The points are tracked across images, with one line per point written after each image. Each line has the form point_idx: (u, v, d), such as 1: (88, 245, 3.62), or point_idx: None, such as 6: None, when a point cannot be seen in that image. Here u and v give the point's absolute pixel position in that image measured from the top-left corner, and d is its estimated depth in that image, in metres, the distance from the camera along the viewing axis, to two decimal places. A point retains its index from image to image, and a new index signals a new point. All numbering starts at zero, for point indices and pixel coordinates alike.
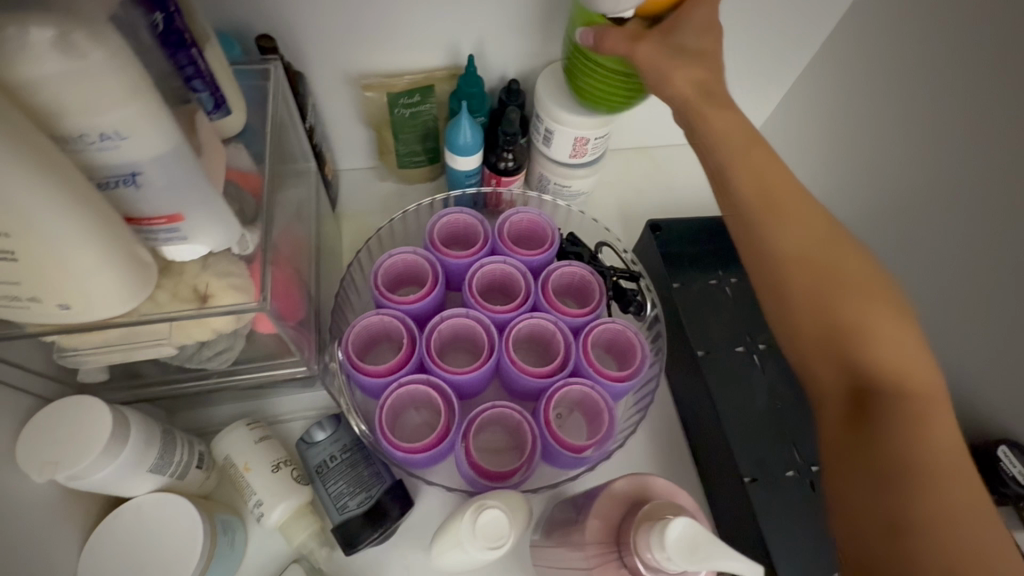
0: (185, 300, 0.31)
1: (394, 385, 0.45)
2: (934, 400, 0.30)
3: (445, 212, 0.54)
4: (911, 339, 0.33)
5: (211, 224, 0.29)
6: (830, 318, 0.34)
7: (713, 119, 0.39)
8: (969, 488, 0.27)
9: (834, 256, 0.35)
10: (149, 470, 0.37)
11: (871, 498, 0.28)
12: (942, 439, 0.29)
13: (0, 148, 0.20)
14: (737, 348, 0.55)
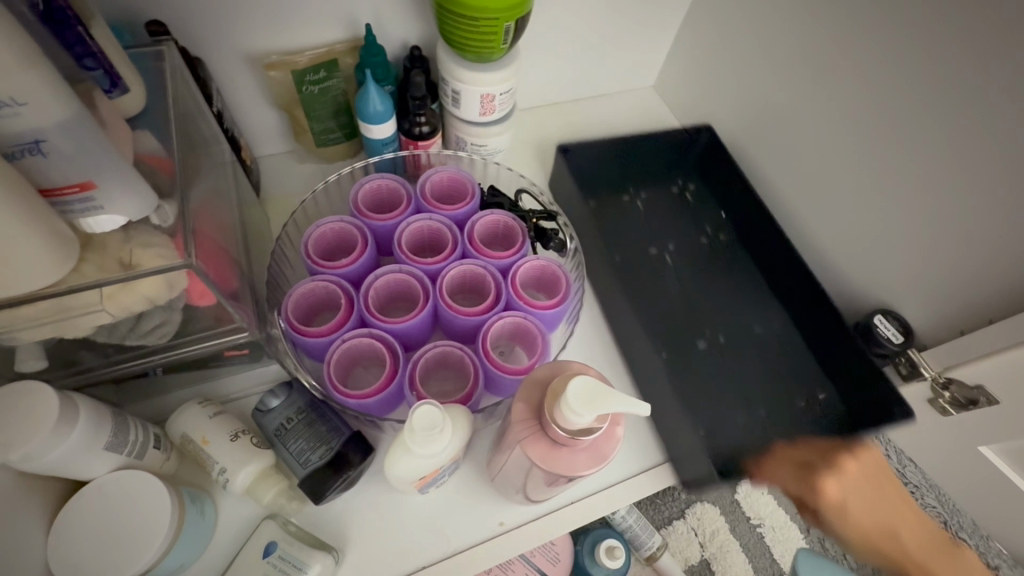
0: (112, 270, 0.32)
1: (338, 341, 0.48)
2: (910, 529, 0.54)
3: (366, 179, 0.57)
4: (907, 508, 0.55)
5: (125, 192, 0.31)
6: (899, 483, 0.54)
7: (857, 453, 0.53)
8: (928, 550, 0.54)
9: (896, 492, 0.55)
10: (107, 448, 0.39)
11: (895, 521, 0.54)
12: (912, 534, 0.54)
13: None
14: (651, 250, 0.66)
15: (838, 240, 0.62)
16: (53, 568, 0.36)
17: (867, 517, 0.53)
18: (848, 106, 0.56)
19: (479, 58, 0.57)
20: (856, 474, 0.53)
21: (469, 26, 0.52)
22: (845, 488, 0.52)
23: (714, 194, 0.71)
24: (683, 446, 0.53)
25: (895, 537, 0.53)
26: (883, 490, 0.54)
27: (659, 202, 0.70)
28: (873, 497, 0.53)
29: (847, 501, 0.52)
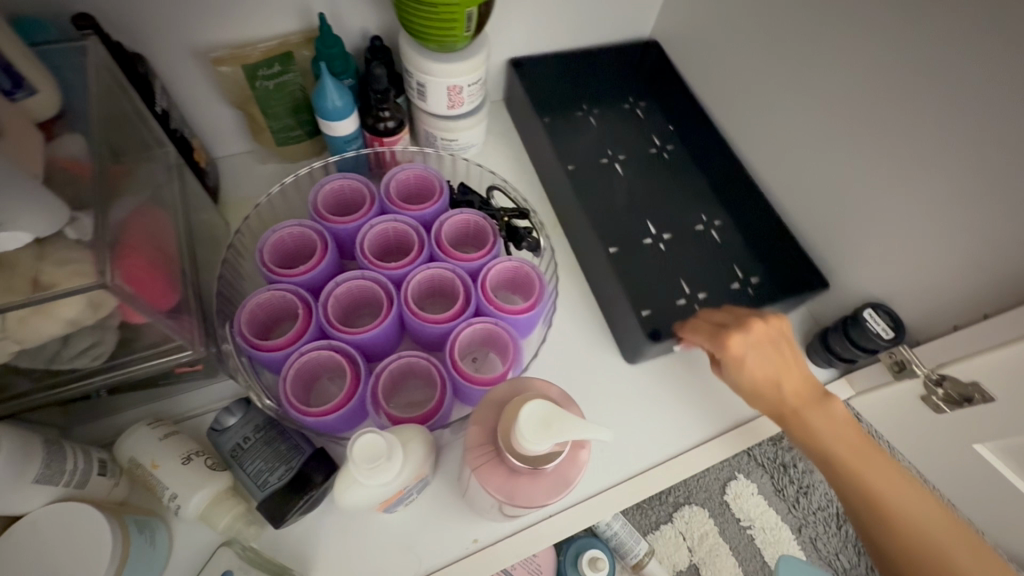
0: (18, 292, 0.30)
1: (295, 354, 0.45)
2: (869, 471, 0.45)
3: (326, 179, 0.53)
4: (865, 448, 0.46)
5: (31, 207, 0.29)
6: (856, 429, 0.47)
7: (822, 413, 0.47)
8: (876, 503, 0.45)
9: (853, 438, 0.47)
10: (36, 479, 0.36)
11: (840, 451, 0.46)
12: (869, 476, 0.45)
13: None
14: (602, 159, 0.71)
15: (829, 232, 0.59)
16: None
17: (793, 405, 0.47)
18: (838, 92, 0.53)
19: (443, 48, 0.53)
20: (780, 350, 0.48)
21: (430, 16, 0.49)
22: (759, 367, 0.47)
23: (659, 108, 0.76)
24: (628, 332, 0.55)
25: (820, 437, 0.46)
26: (806, 385, 0.48)
27: (610, 117, 0.74)
28: (795, 389, 0.47)
29: (763, 385, 0.47)
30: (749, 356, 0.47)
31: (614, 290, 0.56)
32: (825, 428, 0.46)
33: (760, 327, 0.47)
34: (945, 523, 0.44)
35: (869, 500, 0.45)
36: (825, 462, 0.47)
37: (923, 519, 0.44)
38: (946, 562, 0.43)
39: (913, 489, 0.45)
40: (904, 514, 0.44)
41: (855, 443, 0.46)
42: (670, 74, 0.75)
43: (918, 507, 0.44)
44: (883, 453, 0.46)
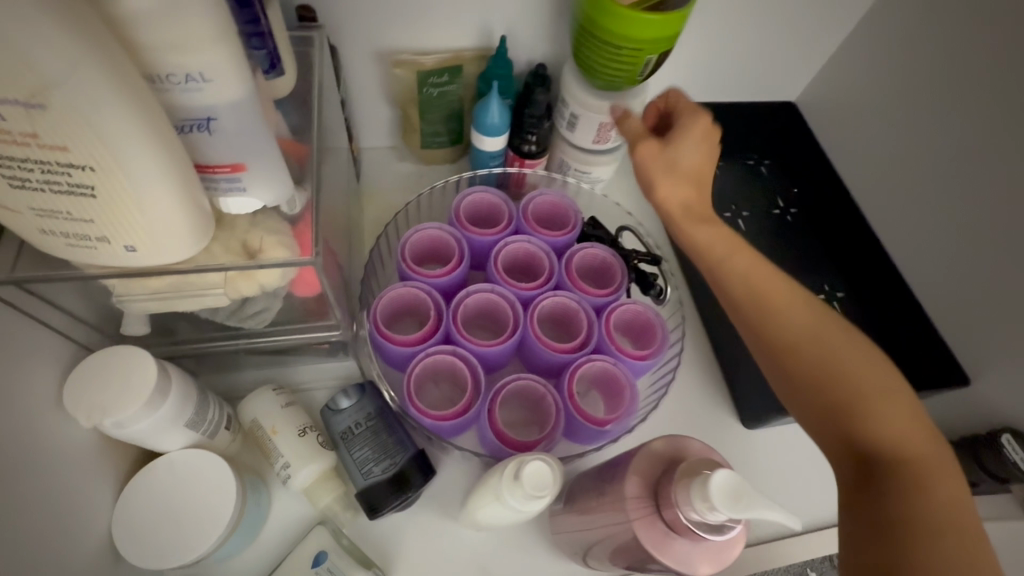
0: (235, 254, 0.32)
1: (421, 354, 0.46)
2: (910, 445, 0.33)
3: (472, 190, 0.55)
4: (878, 393, 0.35)
5: (271, 180, 0.29)
6: (831, 389, 0.35)
7: (789, 324, 0.38)
8: (916, 490, 0.31)
9: (845, 372, 0.35)
10: (186, 425, 0.37)
11: (846, 399, 0.35)
12: (890, 418, 0.34)
13: (102, 82, 0.20)
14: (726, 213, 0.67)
15: (974, 342, 0.55)
16: (115, 539, 0.35)
17: (775, 306, 0.39)
18: (1017, 200, 0.50)
19: (609, 86, 0.54)
20: (707, 157, 0.45)
21: (608, 52, 0.50)
22: (697, 154, 0.44)
23: (780, 172, 0.71)
24: (756, 402, 0.53)
25: (807, 345, 0.37)
26: (794, 295, 0.39)
27: (735, 169, 0.70)
28: (782, 289, 0.39)
29: (670, 171, 0.43)
30: (688, 134, 0.44)
31: (742, 348, 0.55)
32: (830, 343, 0.37)
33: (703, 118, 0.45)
34: (955, 485, 0.32)
35: (835, 419, 0.35)
36: (795, 380, 0.37)
37: (952, 486, 0.32)
38: (941, 520, 0.30)
39: (928, 429, 0.34)
40: (878, 421, 0.34)
41: (848, 361, 0.36)
42: (799, 137, 0.72)
43: (907, 433, 0.33)
44: (885, 381, 0.35)
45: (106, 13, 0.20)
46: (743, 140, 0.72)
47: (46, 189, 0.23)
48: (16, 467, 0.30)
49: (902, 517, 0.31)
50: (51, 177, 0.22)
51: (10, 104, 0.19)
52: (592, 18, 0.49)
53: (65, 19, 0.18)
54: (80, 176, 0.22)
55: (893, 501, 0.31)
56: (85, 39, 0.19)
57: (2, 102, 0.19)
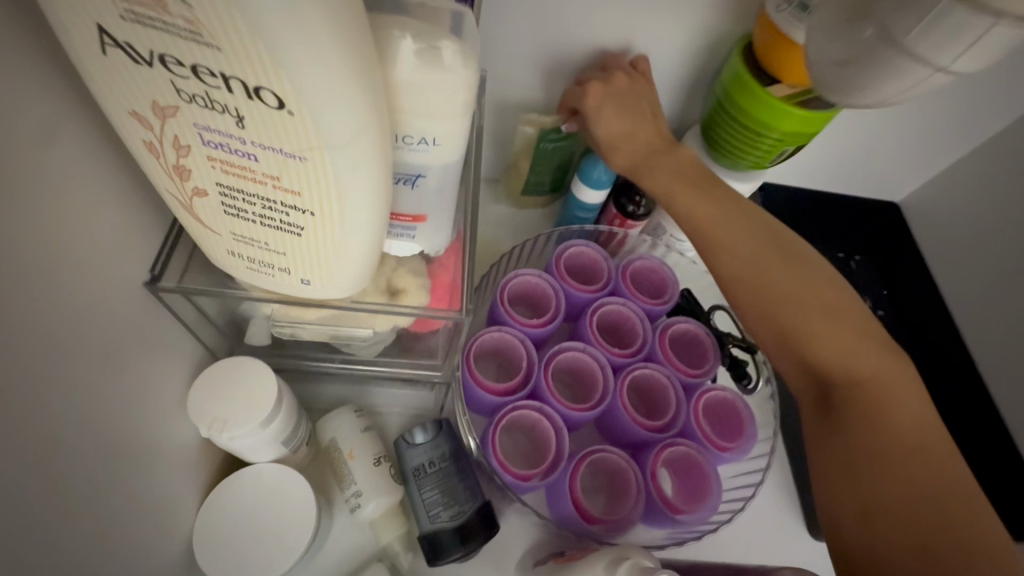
0: (378, 293, 0.32)
1: (510, 406, 0.46)
2: (865, 366, 0.35)
3: (571, 243, 0.54)
4: (822, 313, 0.37)
5: (440, 230, 0.30)
6: (778, 321, 0.38)
7: (725, 244, 0.40)
8: (874, 410, 0.34)
9: (790, 298, 0.38)
10: (282, 441, 0.36)
11: (792, 324, 0.37)
12: (841, 344, 0.36)
13: (367, 149, 0.20)
14: None
15: None
16: (195, 545, 0.35)
17: (724, 244, 0.41)
18: None
19: (734, 165, 0.52)
20: (641, 114, 0.46)
21: (744, 133, 0.48)
22: (614, 121, 0.46)
23: (875, 269, 0.66)
24: None
25: (760, 281, 0.39)
26: (745, 231, 0.41)
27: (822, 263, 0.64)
28: (731, 230, 0.41)
29: (621, 142, 0.46)
30: (606, 110, 0.45)
31: None
32: (777, 277, 0.39)
33: (632, 85, 0.46)
34: (909, 393, 0.35)
35: (791, 348, 0.37)
36: (756, 314, 0.39)
37: (902, 397, 0.34)
38: (900, 436, 0.33)
39: (882, 344, 0.36)
40: (826, 347, 0.36)
41: (794, 295, 0.38)
42: (898, 241, 0.67)
43: (856, 353, 0.36)
44: (836, 309, 0.37)
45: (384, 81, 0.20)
46: (831, 232, 0.66)
47: (258, 222, 0.23)
48: (133, 466, 0.30)
49: (866, 440, 0.33)
50: (268, 213, 0.23)
51: (271, 151, 0.20)
52: (734, 99, 0.47)
53: (363, 97, 0.19)
54: (296, 217, 0.23)
55: (860, 423, 0.34)
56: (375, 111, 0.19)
57: (266, 148, 0.20)
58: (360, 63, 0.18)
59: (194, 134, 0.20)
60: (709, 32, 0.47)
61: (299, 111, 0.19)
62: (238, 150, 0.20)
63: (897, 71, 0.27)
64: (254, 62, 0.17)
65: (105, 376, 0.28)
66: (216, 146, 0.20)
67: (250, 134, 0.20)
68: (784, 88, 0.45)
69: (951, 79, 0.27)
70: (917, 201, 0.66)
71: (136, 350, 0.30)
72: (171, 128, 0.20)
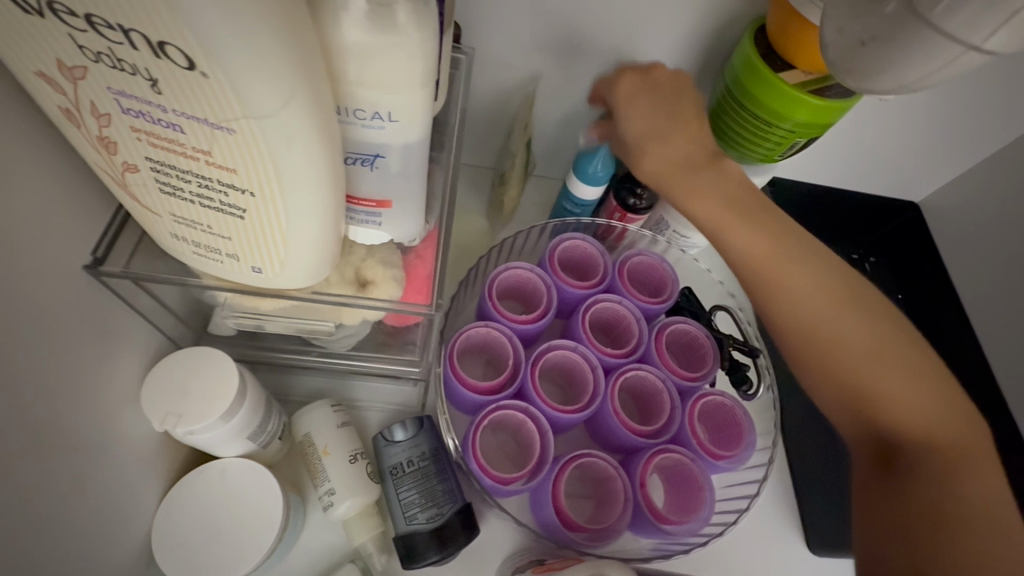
0: (346, 284, 0.30)
1: (493, 406, 0.43)
2: (921, 418, 0.33)
3: (568, 236, 0.51)
4: (909, 369, 0.34)
5: (408, 217, 0.28)
6: (855, 378, 0.34)
7: (786, 281, 0.36)
8: (943, 470, 0.31)
9: (890, 353, 0.34)
10: (247, 436, 0.35)
11: (892, 385, 0.33)
12: (928, 403, 0.33)
13: (304, 121, 0.18)
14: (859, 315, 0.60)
15: None
16: (153, 540, 0.34)
17: (785, 285, 0.36)
18: None
19: (741, 158, 0.49)
20: (672, 108, 0.40)
21: (753, 122, 0.45)
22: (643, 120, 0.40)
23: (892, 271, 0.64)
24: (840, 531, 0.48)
25: (841, 339, 0.35)
26: (800, 268, 0.36)
27: None
28: (791, 267, 0.36)
29: (656, 144, 0.39)
30: (630, 111, 0.40)
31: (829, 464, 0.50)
32: (853, 330, 0.35)
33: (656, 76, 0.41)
34: (973, 447, 0.32)
35: (864, 409, 0.34)
36: (819, 369, 0.36)
37: (956, 451, 0.32)
38: (957, 502, 0.30)
39: (936, 396, 0.33)
40: (914, 406, 0.33)
41: (896, 357, 0.34)
42: (917, 243, 0.64)
43: (936, 410, 0.33)
44: (892, 359, 0.34)
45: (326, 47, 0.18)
46: (847, 232, 0.64)
47: (196, 203, 0.22)
48: (80, 464, 0.29)
49: (927, 506, 0.30)
50: (206, 192, 0.21)
51: (195, 121, 0.18)
52: (743, 85, 0.44)
53: (292, 59, 0.17)
54: (234, 199, 0.21)
55: (925, 487, 0.31)
56: (307, 76, 0.17)
57: (189, 117, 0.18)
58: (284, 19, 0.16)
59: (110, 99, 0.18)
60: (718, 13, 0.43)
61: (213, 72, 0.17)
62: (162, 120, 0.19)
63: (917, 45, 0.24)
64: (155, 16, 0.15)
65: (44, 368, 0.26)
66: (136, 114, 0.19)
67: (167, 100, 0.18)
68: (797, 74, 0.42)
69: (987, 61, 0.24)
70: (937, 201, 0.63)
71: (85, 339, 0.28)
72: (84, 92, 0.18)
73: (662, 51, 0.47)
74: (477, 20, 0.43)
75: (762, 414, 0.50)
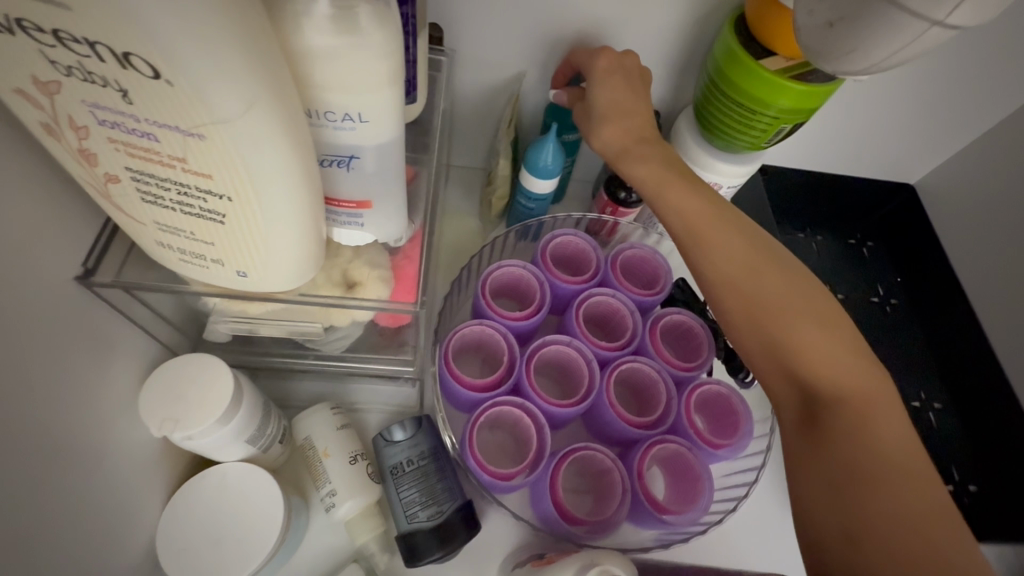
0: (334, 286, 0.30)
1: (488, 401, 0.44)
2: (830, 363, 0.33)
3: (560, 232, 0.51)
4: (820, 317, 0.35)
5: (391, 217, 0.28)
6: (770, 327, 0.35)
7: (710, 236, 0.38)
8: (855, 415, 0.31)
9: (803, 302, 0.35)
10: (246, 440, 0.35)
11: (806, 331, 0.34)
12: (839, 350, 0.33)
13: (271, 126, 0.20)
14: (871, 299, 0.61)
15: None
16: (156, 544, 0.34)
17: (708, 237, 0.38)
18: None
19: (727, 147, 0.49)
20: (634, 87, 0.43)
21: (737, 109, 0.45)
22: (613, 91, 0.42)
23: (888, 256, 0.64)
24: None
25: (758, 289, 0.36)
26: (727, 224, 0.38)
27: (835, 249, 0.64)
28: (720, 225, 0.38)
29: (618, 117, 0.42)
30: (601, 79, 0.42)
31: None
32: (765, 280, 0.36)
33: (629, 60, 0.43)
34: (881, 394, 0.32)
35: (781, 363, 0.34)
36: (739, 318, 0.36)
37: (863, 396, 0.32)
38: (878, 453, 0.30)
39: (845, 344, 0.34)
40: (829, 355, 0.33)
41: (805, 309, 0.35)
42: (917, 226, 0.63)
43: (844, 358, 0.33)
44: (813, 318, 0.35)
45: (293, 57, 0.20)
46: (842, 219, 0.65)
47: (177, 209, 0.23)
48: (80, 473, 0.29)
49: (846, 458, 0.30)
50: (185, 199, 0.23)
51: (168, 129, 0.20)
52: (726, 74, 0.44)
53: (253, 68, 0.18)
54: (212, 203, 0.22)
55: (842, 437, 0.31)
56: (268, 84, 0.19)
57: (161, 126, 0.20)
58: (243, 31, 0.17)
59: (87, 112, 0.20)
60: (696, 5, 0.44)
61: (177, 80, 0.18)
62: (136, 129, 0.20)
63: (883, 25, 0.24)
64: (122, 34, 0.17)
65: (42, 378, 0.27)
66: (112, 125, 0.20)
67: (138, 110, 0.19)
68: (779, 61, 0.41)
69: (951, 36, 0.24)
70: (933, 180, 0.62)
71: (82, 349, 0.29)
72: (62, 107, 0.20)
73: (643, 45, 0.47)
74: (456, 23, 0.44)
75: (762, 402, 0.50)
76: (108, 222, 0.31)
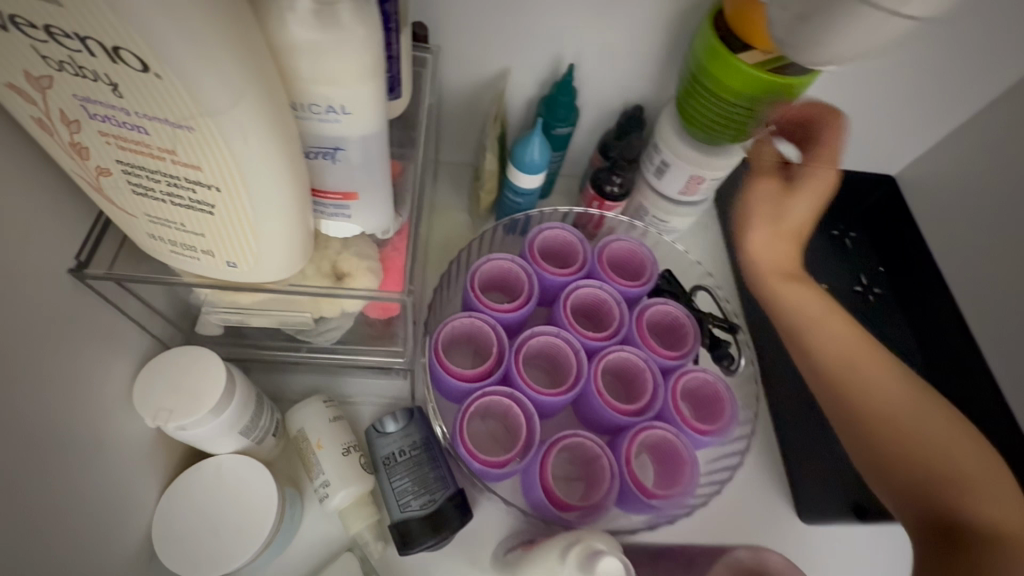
0: (323, 277, 0.31)
1: (478, 392, 0.45)
2: (941, 449, 0.37)
3: (547, 225, 0.53)
4: (912, 399, 0.40)
5: (377, 209, 0.29)
6: (867, 425, 0.40)
7: (814, 334, 0.44)
8: (969, 490, 0.35)
9: (888, 391, 0.40)
10: (239, 432, 0.36)
11: (913, 423, 0.39)
12: (934, 429, 0.38)
13: (256, 117, 0.20)
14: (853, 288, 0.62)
15: None
16: (153, 532, 0.35)
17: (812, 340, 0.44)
18: None
19: (709, 138, 0.49)
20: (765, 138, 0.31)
21: (719, 98, 0.45)
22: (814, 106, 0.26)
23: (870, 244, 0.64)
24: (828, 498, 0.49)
25: (862, 389, 0.41)
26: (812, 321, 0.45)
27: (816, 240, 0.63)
28: (818, 326, 0.44)
29: None
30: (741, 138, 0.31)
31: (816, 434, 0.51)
32: (875, 380, 0.41)
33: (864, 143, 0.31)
34: (975, 462, 0.36)
35: (885, 457, 0.38)
36: (843, 422, 0.41)
37: (957, 470, 0.36)
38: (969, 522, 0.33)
39: (933, 421, 0.38)
40: (930, 439, 0.38)
41: (900, 400, 0.40)
42: (897, 216, 0.65)
43: (945, 438, 0.38)
44: (903, 405, 0.39)
45: (277, 50, 0.20)
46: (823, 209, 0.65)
47: (168, 201, 0.24)
48: (76, 464, 0.30)
49: (975, 536, 0.33)
50: (176, 191, 0.23)
51: (158, 122, 0.20)
52: (705, 67, 0.45)
53: (238, 62, 0.19)
54: (202, 194, 0.23)
55: (948, 514, 0.34)
56: (253, 77, 0.19)
57: (152, 119, 0.20)
58: (228, 26, 0.18)
59: (78, 106, 0.21)
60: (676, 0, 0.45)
61: (165, 73, 0.19)
62: (126, 123, 0.21)
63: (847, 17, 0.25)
64: (111, 29, 0.18)
65: (37, 371, 0.27)
66: (103, 119, 0.21)
67: (128, 103, 0.20)
68: (756, 55, 0.42)
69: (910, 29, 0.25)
70: (912, 171, 0.63)
71: (76, 342, 0.30)
72: (54, 101, 0.20)
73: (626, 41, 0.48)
74: (442, 21, 0.45)
75: (746, 389, 0.51)
76: (100, 217, 0.32)
